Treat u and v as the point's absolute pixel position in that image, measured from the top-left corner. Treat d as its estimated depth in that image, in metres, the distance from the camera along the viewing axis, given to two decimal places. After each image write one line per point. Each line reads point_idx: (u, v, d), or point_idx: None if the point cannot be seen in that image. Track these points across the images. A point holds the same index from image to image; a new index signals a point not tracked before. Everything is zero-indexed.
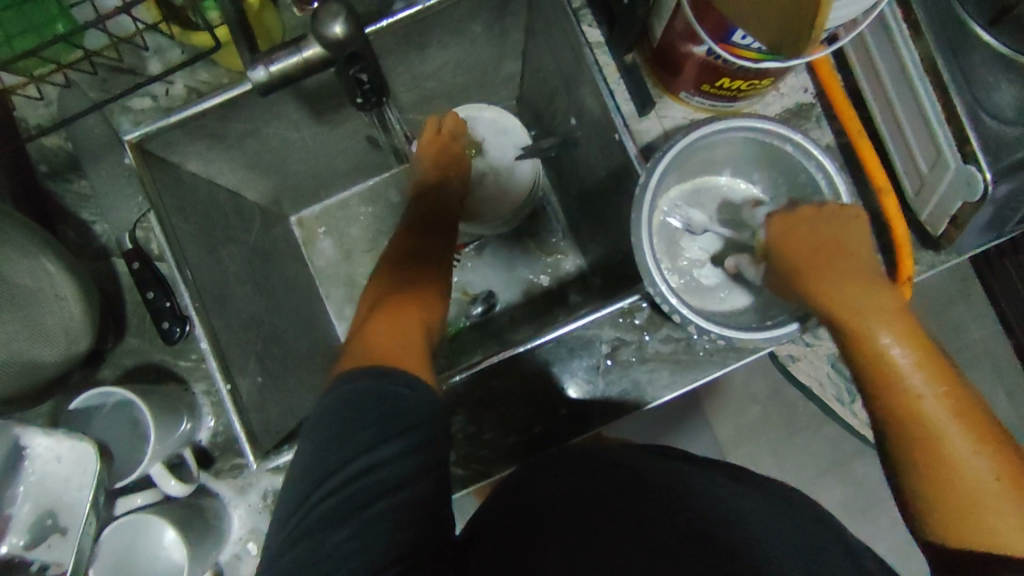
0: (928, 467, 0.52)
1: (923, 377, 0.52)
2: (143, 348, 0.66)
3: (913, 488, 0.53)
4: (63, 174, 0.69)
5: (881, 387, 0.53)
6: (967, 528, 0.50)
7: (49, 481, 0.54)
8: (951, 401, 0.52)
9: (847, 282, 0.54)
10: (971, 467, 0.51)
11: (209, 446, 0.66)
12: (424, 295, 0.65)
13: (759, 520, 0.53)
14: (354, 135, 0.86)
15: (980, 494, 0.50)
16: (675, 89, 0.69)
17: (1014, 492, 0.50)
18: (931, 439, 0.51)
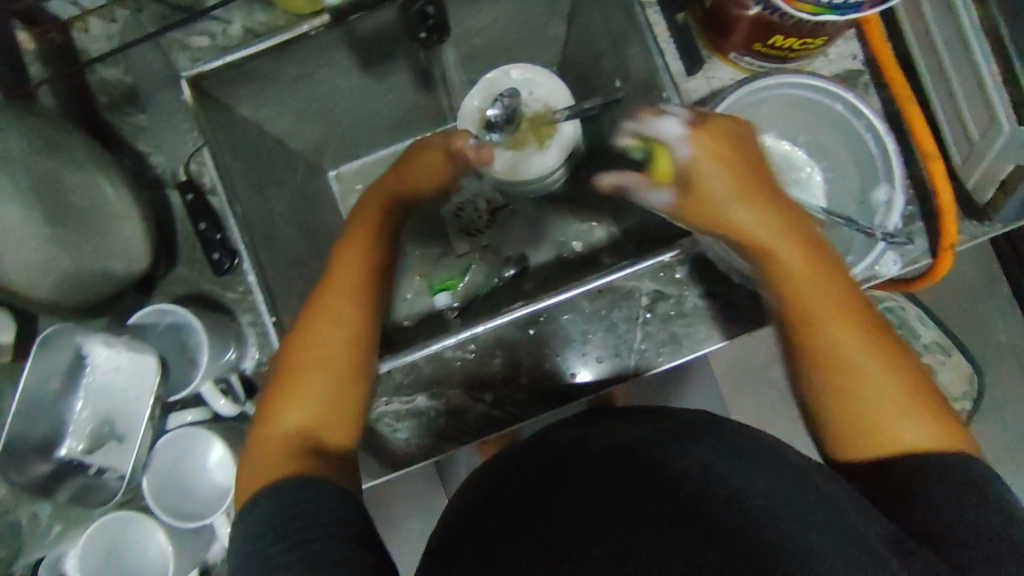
0: (827, 376, 0.47)
1: (823, 290, 0.48)
2: (192, 278, 0.68)
3: (818, 395, 0.48)
4: (120, 105, 0.70)
5: (797, 335, 0.49)
6: (871, 435, 0.46)
7: (111, 388, 0.56)
8: (855, 315, 0.48)
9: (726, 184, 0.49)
10: (860, 365, 0.47)
11: (254, 374, 0.66)
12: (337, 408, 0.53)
13: (744, 475, 0.44)
14: (399, 88, 0.88)
15: (864, 395, 0.47)
16: (725, 50, 0.69)
17: (901, 385, 0.47)
18: (810, 346, 0.48)
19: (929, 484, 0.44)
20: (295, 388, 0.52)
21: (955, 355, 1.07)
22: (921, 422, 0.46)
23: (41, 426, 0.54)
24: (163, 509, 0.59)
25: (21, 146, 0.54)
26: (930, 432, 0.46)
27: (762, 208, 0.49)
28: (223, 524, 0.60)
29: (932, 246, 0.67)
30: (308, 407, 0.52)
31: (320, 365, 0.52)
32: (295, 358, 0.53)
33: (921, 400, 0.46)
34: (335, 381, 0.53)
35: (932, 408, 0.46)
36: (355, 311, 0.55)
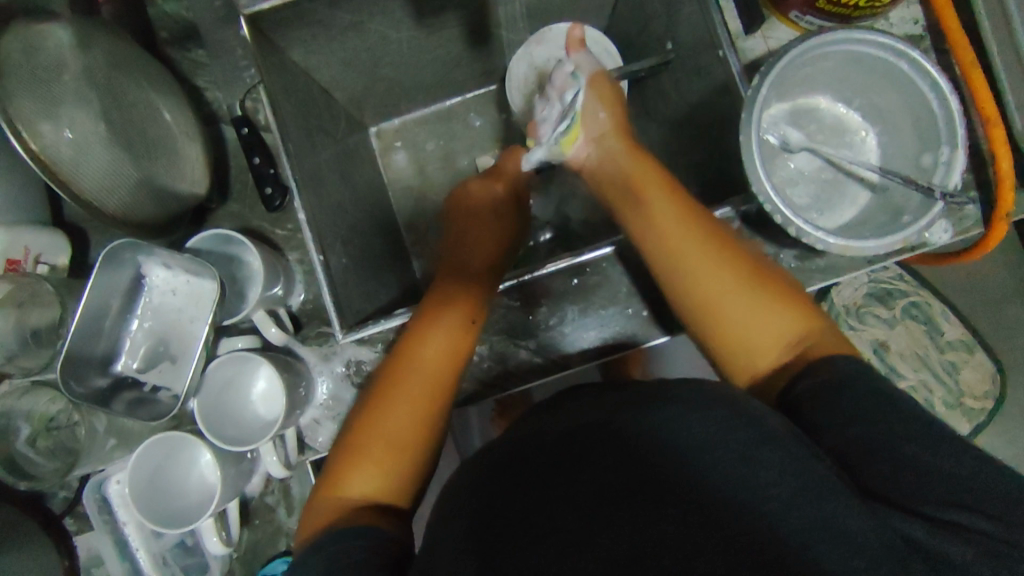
0: (691, 292, 0.55)
1: (711, 265, 0.55)
2: (243, 213, 0.69)
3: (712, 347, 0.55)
4: (181, 40, 0.71)
5: (684, 303, 0.55)
6: (731, 339, 0.53)
7: (167, 310, 0.58)
8: (732, 268, 0.54)
9: (660, 209, 0.58)
10: (721, 290, 0.54)
11: (299, 313, 0.68)
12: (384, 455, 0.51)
13: (702, 432, 0.41)
14: (446, 45, 0.87)
15: (746, 328, 0.53)
16: (785, 9, 0.69)
17: (742, 278, 0.54)
18: (671, 268, 0.56)
19: (842, 391, 0.45)
20: (360, 464, 0.51)
21: (978, 352, 1.05)
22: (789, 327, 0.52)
23: (101, 344, 0.55)
24: (211, 432, 0.60)
25: (100, 61, 0.55)
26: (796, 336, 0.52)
27: (720, 244, 0.56)
28: (270, 453, 0.61)
29: (988, 216, 0.65)
30: (378, 465, 0.51)
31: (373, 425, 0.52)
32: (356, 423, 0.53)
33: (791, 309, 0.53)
34: (407, 442, 0.52)
35: (801, 313, 0.53)
36: (433, 376, 0.56)
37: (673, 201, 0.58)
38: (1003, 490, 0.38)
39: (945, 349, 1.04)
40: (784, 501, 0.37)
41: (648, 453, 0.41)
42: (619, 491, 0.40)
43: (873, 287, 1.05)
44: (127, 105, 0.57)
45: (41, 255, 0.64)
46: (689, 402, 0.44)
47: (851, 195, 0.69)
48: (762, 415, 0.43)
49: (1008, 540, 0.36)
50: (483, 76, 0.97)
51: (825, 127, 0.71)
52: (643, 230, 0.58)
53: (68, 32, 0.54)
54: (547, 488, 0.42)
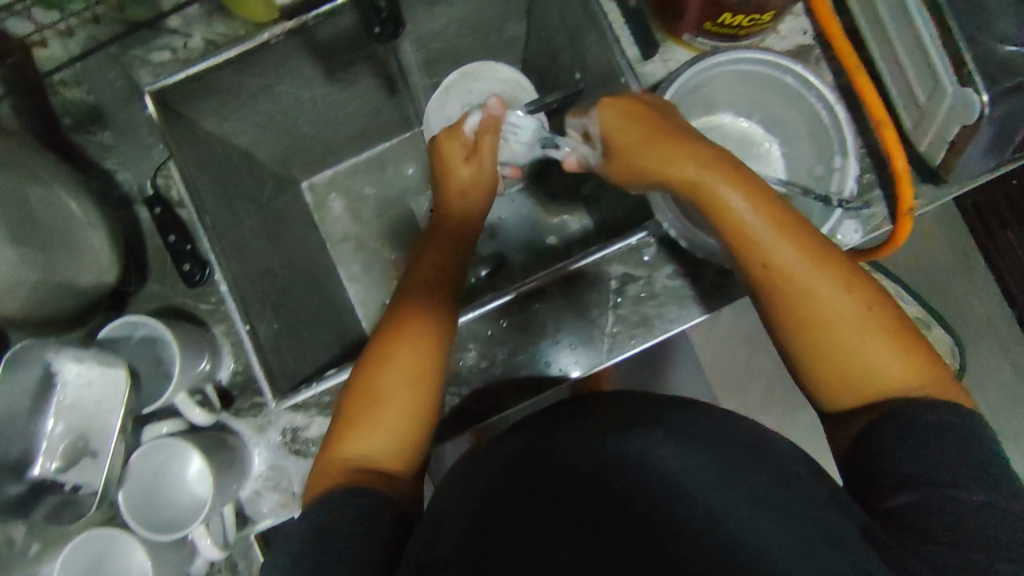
0: (791, 309, 0.49)
1: (820, 279, 0.49)
2: (165, 292, 0.68)
3: (802, 361, 0.50)
4: (85, 125, 0.71)
5: (771, 291, 0.50)
6: (836, 364, 0.49)
7: (83, 404, 0.56)
8: (840, 290, 0.49)
9: (741, 201, 0.50)
10: (819, 296, 0.49)
11: (230, 386, 0.67)
12: (399, 419, 0.53)
13: (702, 473, 0.42)
14: (364, 96, 0.88)
15: (853, 355, 0.48)
16: (678, 32, 0.71)
17: (860, 309, 0.49)
18: (776, 280, 0.50)
19: (923, 449, 0.43)
20: (368, 412, 0.53)
21: (936, 330, 1.05)
22: (900, 368, 0.48)
23: (15, 448, 0.54)
24: (141, 523, 0.59)
25: None
26: (906, 375, 0.48)
27: (807, 252, 0.49)
28: (204, 537, 0.60)
29: (893, 213, 0.67)
30: (379, 437, 0.52)
31: (390, 377, 0.54)
32: (375, 372, 0.55)
33: (906, 341, 0.49)
34: (399, 417, 0.53)
35: (910, 345, 0.49)
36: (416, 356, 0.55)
37: (751, 195, 0.50)
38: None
39: None
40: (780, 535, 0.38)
41: (648, 486, 0.42)
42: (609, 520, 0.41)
43: None
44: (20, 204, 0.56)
45: None
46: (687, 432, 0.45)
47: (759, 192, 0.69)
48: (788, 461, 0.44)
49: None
50: (405, 121, 0.98)
51: (731, 141, 0.73)
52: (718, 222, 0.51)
53: None
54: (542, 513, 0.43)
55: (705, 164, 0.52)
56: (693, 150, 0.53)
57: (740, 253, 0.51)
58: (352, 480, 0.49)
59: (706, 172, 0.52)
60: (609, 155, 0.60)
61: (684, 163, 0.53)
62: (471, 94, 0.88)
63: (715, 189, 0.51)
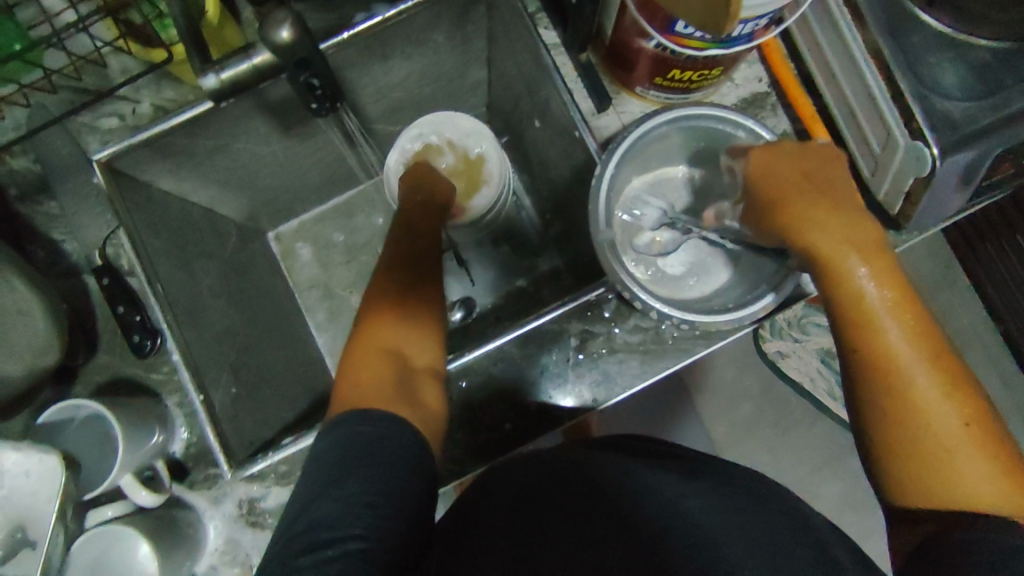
0: (892, 405, 0.50)
1: (918, 354, 0.50)
2: (115, 363, 0.67)
3: (891, 463, 0.50)
4: (33, 195, 0.70)
5: (882, 387, 0.50)
6: (926, 466, 0.49)
7: (19, 494, 0.54)
8: (939, 390, 0.49)
9: (890, 281, 0.51)
10: (924, 393, 0.49)
11: (184, 457, 0.66)
12: (410, 331, 0.61)
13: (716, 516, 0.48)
14: (326, 147, 0.87)
15: (948, 460, 0.48)
16: (631, 84, 0.70)
17: (962, 414, 0.49)
18: (903, 382, 0.50)
19: (977, 547, 0.43)
20: (375, 330, 0.60)
21: None
22: (986, 472, 0.48)
23: None
24: None
25: None
26: (989, 484, 0.47)
27: (919, 335, 0.50)
28: None
29: None
30: (394, 340, 0.60)
31: (391, 301, 0.62)
32: (375, 305, 0.62)
33: (986, 437, 0.49)
34: (418, 332, 0.61)
35: (1002, 454, 0.49)
36: (416, 276, 0.66)
37: (887, 284, 0.51)
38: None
39: None
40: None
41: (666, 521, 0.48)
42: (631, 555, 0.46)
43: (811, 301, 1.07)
44: None
45: None
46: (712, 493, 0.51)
47: (650, 242, 0.69)
48: (814, 517, 0.50)
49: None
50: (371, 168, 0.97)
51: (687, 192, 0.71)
52: (846, 301, 0.51)
53: None
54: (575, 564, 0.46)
55: (848, 236, 0.52)
56: (842, 221, 0.52)
57: (862, 336, 0.51)
58: (388, 399, 0.54)
59: (845, 243, 0.52)
60: (751, 212, 0.58)
61: (828, 237, 0.52)
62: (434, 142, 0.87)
63: (852, 263, 0.51)
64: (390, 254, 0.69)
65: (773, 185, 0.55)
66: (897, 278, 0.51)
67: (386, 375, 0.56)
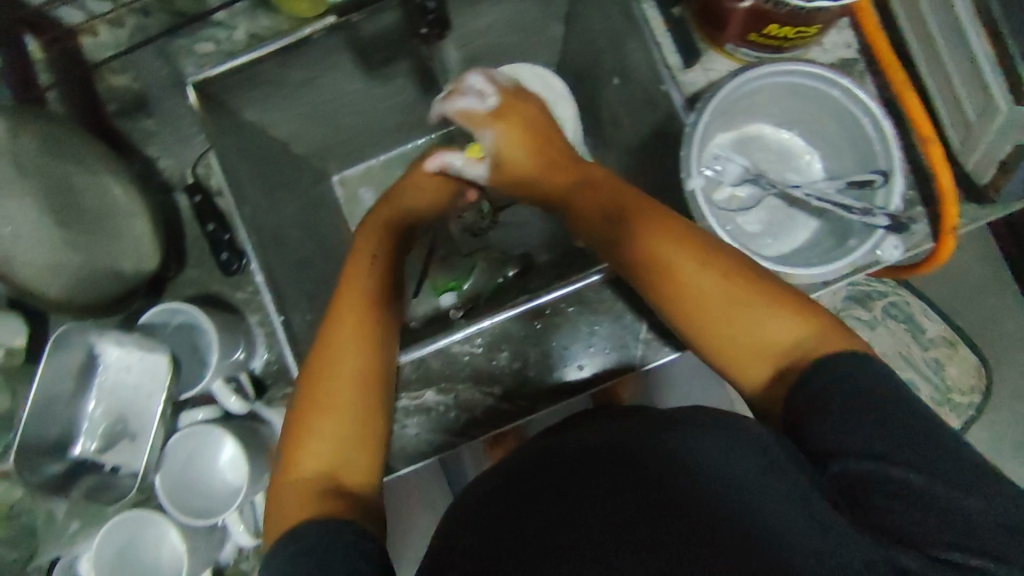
0: (671, 297, 0.52)
1: (691, 268, 0.51)
2: (203, 278, 0.69)
3: (714, 357, 0.51)
4: (130, 111, 0.72)
5: (655, 286, 0.53)
6: (718, 345, 0.50)
7: (123, 387, 0.57)
8: (707, 271, 0.51)
9: (633, 208, 0.56)
10: (696, 282, 0.51)
11: (264, 374, 0.67)
12: (353, 434, 0.50)
13: (715, 452, 0.44)
14: (402, 92, 0.89)
15: (734, 331, 0.49)
16: (721, 43, 0.70)
17: (718, 283, 0.50)
18: (667, 274, 0.52)
19: (832, 408, 0.44)
20: (312, 430, 0.50)
21: (963, 347, 1.06)
22: (787, 323, 0.49)
23: (54, 428, 0.55)
24: (175, 505, 0.59)
25: (33, 148, 0.54)
26: (793, 334, 0.48)
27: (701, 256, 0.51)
28: (237, 522, 0.61)
29: (935, 230, 0.67)
30: (328, 450, 0.49)
31: (333, 388, 0.51)
32: (318, 395, 0.51)
33: (754, 298, 0.50)
34: (353, 439, 0.50)
35: (796, 307, 0.49)
36: (355, 365, 0.52)
37: (665, 236, 0.53)
38: (997, 520, 0.38)
39: (929, 346, 1.04)
40: (793, 521, 0.40)
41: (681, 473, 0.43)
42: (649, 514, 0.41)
43: (853, 290, 1.04)
44: (64, 189, 0.56)
45: None
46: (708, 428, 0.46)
47: (729, 199, 0.71)
48: (757, 428, 0.46)
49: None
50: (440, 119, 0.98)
51: (771, 153, 0.72)
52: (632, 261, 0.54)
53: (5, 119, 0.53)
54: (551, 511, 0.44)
55: (593, 181, 0.61)
56: (541, 158, 0.64)
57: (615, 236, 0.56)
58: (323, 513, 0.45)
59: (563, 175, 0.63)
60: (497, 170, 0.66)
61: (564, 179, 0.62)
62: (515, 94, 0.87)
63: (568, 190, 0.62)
64: (341, 309, 0.55)
65: (516, 136, 0.64)
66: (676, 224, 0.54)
67: (312, 503, 0.46)
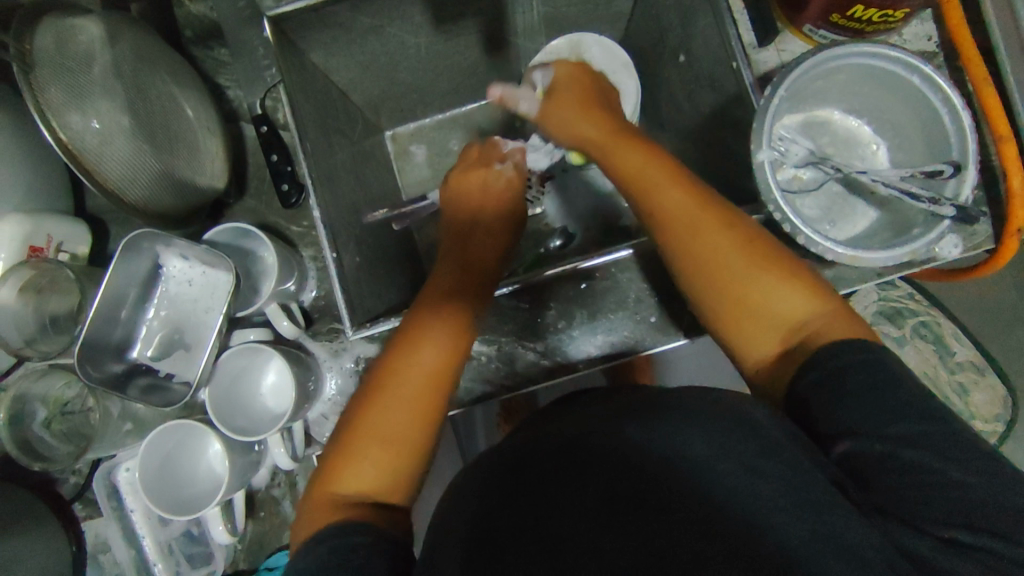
0: (677, 245, 0.55)
1: (718, 241, 0.53)
2: (259, 209, 0.72)
3: (724, 326, 0.53)
4: (205, 40, 0.74)
5: (668, 239, 0.56)
6: (732, 311, 0.52)
7: (183, 299, 0.61)
8: (722, 234, 0.54)
9: (643, 163, 0.60)
10: (709, 240, 0.54)
11: (312, 308, 0.69)
12: (393, 453, 0.51)
13: (706, 445, 0.43)
14: (465, 51, 0.88)
15: (754, 298, 0.52)
16: (800, 23, 0.70)
17: (730, 244, 0.53)
18: (675, 225, 0.55)
19: (843, 392, 0.43)
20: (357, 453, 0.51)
21: (989, 373, 1.02)
22: (798, 297, 0.51)
23: (118, 331, 0.58)
24: (221, 421, 0.61)
25: (128, 55, 0.58)
26: (802, 309, 0.50)
27: (741, 236, 0.53)
28: (277, 445, 0.63)
29: (999, 232, 0.65)
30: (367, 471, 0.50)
31: (383, 411, 0.53)
32: (367, 421, 0.53)
33: (767, 266, 0.52)
34: (393, 460, 0.51)
35: (803, 280, 0.52)
36: (420, 400, 0.54)
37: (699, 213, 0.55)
38: (1003, 506, 0.38)
39: (955, 370, 1.01)
40: (785, 513, 0.38)
41: (676, 466, 0.42)
42: (644, 504, 0.41)
43: (882, 306, 1.03)
44: (153, 99, 0.59)
45: (63, 243, 0.65)
46: (700, 426, 0.45)
47: (791, 179, 0.71)
48: (767, 425, 0.44)
49: (1007, 555, 0.37)
50: (498, 83, 0.98)
51: (837, 139, 0.72)
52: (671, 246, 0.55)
53: (98, 28, 0.56)
54: (540, 501, 0.44)
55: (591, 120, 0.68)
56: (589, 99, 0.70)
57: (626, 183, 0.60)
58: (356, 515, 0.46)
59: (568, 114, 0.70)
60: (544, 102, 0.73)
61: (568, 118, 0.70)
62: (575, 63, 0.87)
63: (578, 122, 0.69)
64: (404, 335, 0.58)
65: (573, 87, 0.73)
66: (717, 211, 0.55)
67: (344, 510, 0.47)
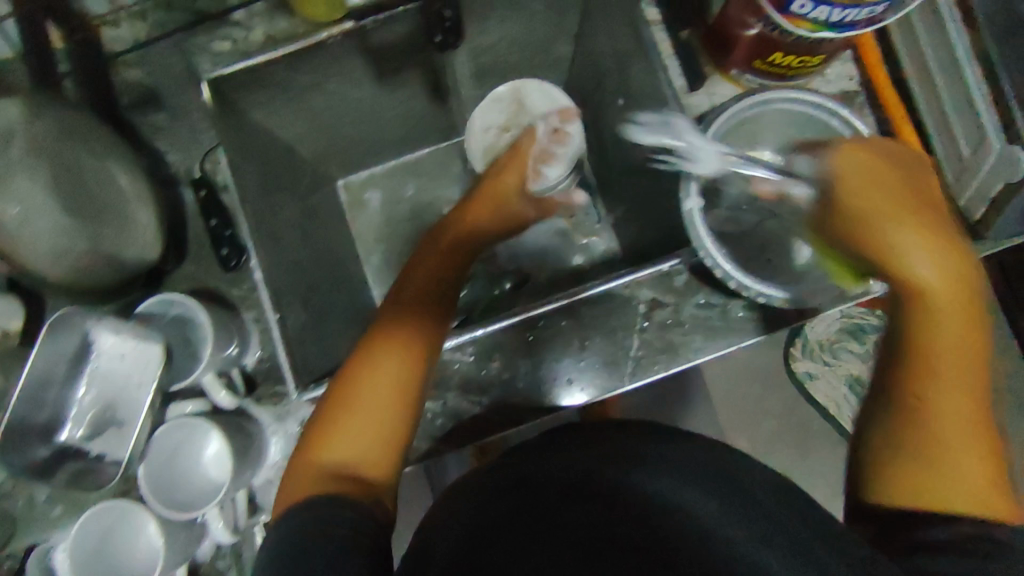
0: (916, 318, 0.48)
1: (965, 344, 0.48)
2: (198, 274, 0.71)
3: (899, 442, 0.50)
4: (140, 106, 0.73)
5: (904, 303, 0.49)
6: (928, 445, 0.49)
7: (115, 374, 0.60)
8: (959, 329, 0.48)
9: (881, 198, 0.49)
10: (945, 339, 0.48)
11: (254, 372, 0.67)
12: (366, 446, 0.56)
13: (699, 501, 0.45)
14: (411, 101, 0.89)
15: (949, 436, 0.48)
16: (727, 67, 0.72)
17: (964, 370, 0.48)
18: (922, 298, 0.48)
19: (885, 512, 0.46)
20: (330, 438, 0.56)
21: None
22: (976, 465, 0.48)
23: (44, 413, 0.59)
24: (156, 497, 0.60)
25: (48, 132, 0.58)
26: (981, 483, 0.47)
27: (972, 372, 0.49)
28: (216, 518, 0.61)
29: None
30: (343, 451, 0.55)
31: (354, 406, 0.57)
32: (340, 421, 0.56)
33: (974, 422, 0.49)
34: (368, 448, 0.56)
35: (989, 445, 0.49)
36: (387, 399, 0.57)
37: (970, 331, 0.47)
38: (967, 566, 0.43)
39: None
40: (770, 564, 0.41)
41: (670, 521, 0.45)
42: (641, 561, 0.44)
43: (844, 324, 1.06)
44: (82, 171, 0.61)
45: None
46: (672, 461, 0.47)
47: (726, 222, 0.72)
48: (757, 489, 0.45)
49: None
50: (447, 129, 0.99)
51: None
52: (913, 312, 0.48)
53: (20, 109, 0.57)
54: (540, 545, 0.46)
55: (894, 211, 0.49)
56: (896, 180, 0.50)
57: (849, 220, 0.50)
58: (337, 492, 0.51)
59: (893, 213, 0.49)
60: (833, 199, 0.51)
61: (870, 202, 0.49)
62: (519, 109, 0.88)
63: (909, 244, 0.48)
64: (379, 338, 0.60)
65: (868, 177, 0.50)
66: (967, 333, 0.49)
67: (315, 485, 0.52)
